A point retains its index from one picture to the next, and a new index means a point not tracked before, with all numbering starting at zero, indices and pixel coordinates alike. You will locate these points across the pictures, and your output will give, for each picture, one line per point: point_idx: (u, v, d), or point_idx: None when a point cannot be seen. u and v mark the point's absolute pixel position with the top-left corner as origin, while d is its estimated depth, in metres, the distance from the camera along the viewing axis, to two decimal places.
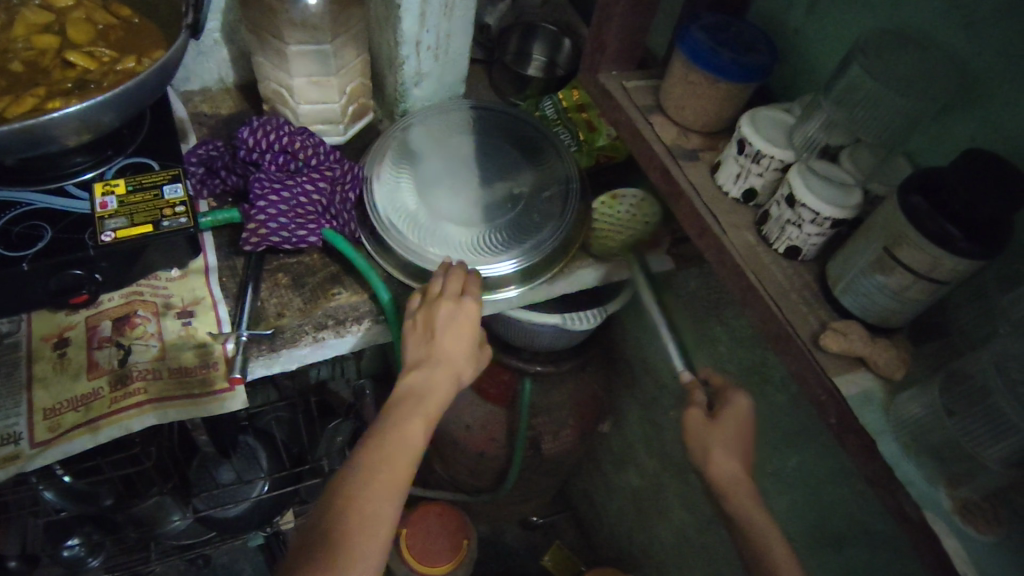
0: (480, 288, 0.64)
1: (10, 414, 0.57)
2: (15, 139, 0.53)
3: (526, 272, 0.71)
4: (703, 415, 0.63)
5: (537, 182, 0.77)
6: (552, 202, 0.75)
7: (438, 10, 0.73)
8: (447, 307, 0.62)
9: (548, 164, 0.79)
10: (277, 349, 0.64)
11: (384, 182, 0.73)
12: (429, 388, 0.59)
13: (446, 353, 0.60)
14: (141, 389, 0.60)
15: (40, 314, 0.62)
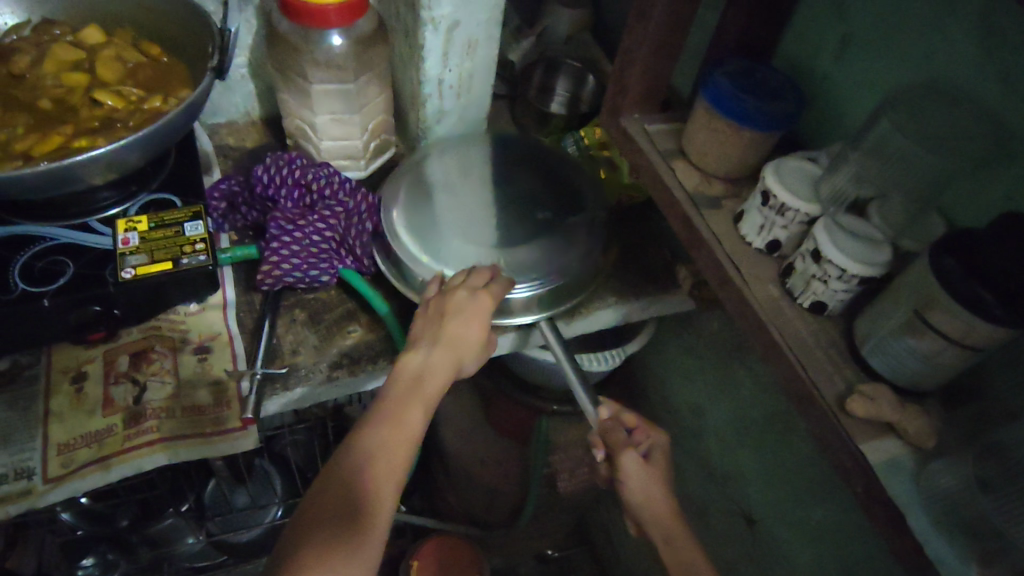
0: (501, 281, 0.63)
1: (25, 449, 0.58)
2: (41, 180, 0.54)
3: (545, 298, 0.69)
4: (637, 455, 0.59)
5: (561, 205, 0.75)
6: (574, 225, 0.73)
7: (461, 50, 0.73)
8: (461, 296, 0.61)
9: (570, 189, 0.77)
10: (290, 388, 0.64)
11: (404, 213, 0.72)
12: (431, 372, 0.57)
13: (459, 341, 0.59)
14: (155, 426, 0.60)
15: (60, 347, 0.63)
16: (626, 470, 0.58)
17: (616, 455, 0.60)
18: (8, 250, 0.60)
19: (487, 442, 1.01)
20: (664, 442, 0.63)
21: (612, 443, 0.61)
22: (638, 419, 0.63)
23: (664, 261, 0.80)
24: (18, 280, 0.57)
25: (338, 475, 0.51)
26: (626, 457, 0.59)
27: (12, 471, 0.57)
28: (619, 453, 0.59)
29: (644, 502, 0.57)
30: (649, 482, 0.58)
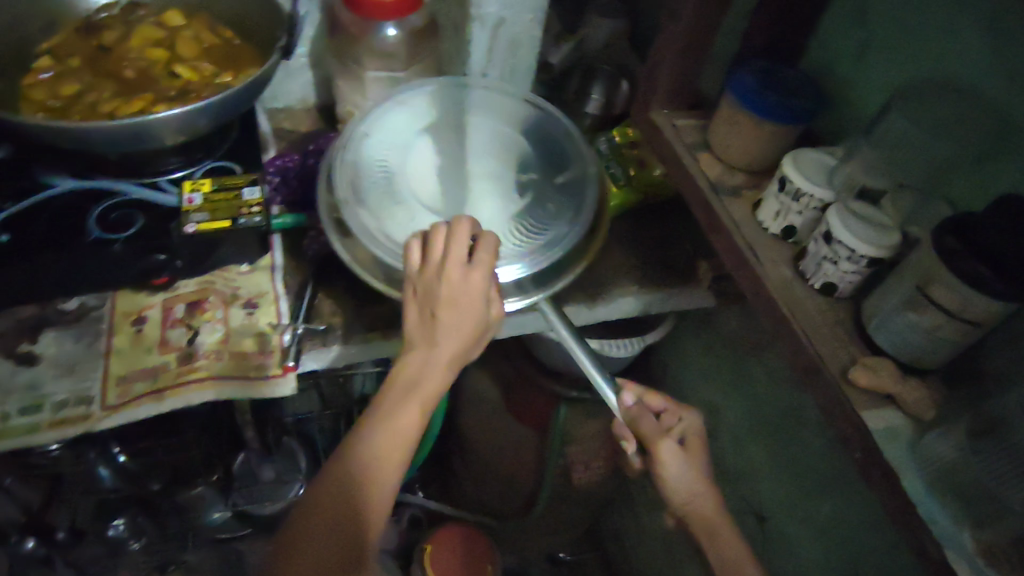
0: (490, 258, 0.57)
1: (87, 378, 0.64)
2: (124, 134, 0.60)
3: (540, 274, 0.65)
4: (673, 443, 0.61)
5: (550, 173, 0.73)
6: (567, 192, 0.71)
7: (505, 47, 0.80)
8: (447, 282, 0.56)
9: (561, 156, 0.74)
10: (329, 345, 0.69)
11: (372, 194, 0.68)
12: (424, 372, 0.56)
13: (449, 332, 0.56)
14: (205, 366, 0.65)
15: (125, 292, 0.69)
16: (664, 463, 0.60)
17: (653, 446, 0.60)
18: (89, 202, 0.67)
19: (506, 430, 1.05)
20: (696, 423, 0.66)
21: (648, 434, 0.60)
22: (665, 402, 0.67)
23: (687, 256, 0.83)
24: (96, 226, 0.65)
25: (329, 492, 0.52)
26: (664, 447, 0.60)
27: (76, 398, 0.63)
28: (656, 445, 0.60)
29: (689, 499, 0.60)
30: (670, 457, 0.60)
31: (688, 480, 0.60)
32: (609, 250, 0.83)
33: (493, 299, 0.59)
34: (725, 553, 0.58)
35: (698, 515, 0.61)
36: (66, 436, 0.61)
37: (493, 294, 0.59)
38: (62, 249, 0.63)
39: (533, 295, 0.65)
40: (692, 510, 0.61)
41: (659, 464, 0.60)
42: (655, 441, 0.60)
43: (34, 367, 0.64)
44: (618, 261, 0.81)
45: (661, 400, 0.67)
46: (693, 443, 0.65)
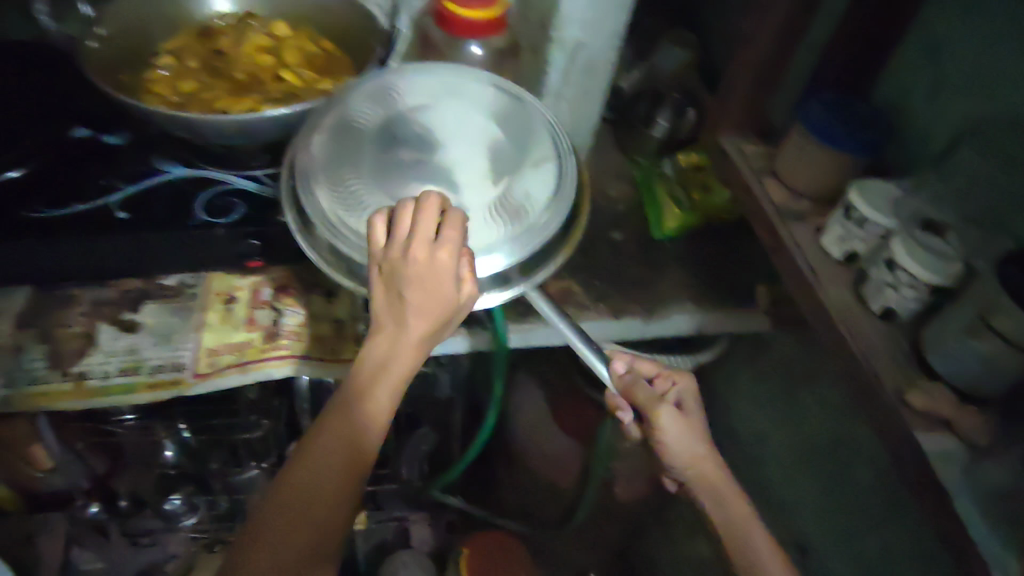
0: (459, 235, 0.50)
1: (181, 348, 0.69)
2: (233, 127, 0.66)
3: (525, 260, 0.57)
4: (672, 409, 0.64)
5: (526, 156, 0.63)
6: (545, 176, 0.61)
7: (581, 70, 0.83)
8: (411, 264, 0.48)
9: (535, 137, 0.65)
10: None
11: (335, 175, 0.59)
12: (390, 359, 0.51)
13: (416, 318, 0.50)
14: (288, 345, 0.71)
15: (216, 275, 0.75)
16: (665, 428, 0.63)
17: (652, 412, 0.63)
18: (195, 187, 0.73)
19: (552, 439, 1.08)
20: (691, 385, 0.68)
21: (645, 403, 0.63)
22: (656, 365, 0.68)
23: (746, 279, 0.85)
24: (202, 212, 0.70)
25: (290, 498, 0.48)
26: (663, 411, 0.63)
27: (169, 364, 0.68)
28: (655, 410, 0.63)
29: (692, 463, 0.64)
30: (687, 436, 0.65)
31: (689, 445, 0.64)
32: (668, 268, 0.85)
33: (468, 276, 0.52)
34: (727, 511, 0.63)
35: (699, 477, 0.65)
36: (159, 398, 0.66)
37: (467, 272, 0.52)
38: (168, 228, 0.69)
39: (517, 286, 0.57)
40: (694, 471, 0.65)
41: (659, 429, 0.63)
42: (654, 407, 0.63)
43: (135, 334, 0.70)
44: (677, 279, 0.84)
45: (652, 365, 0.68)
46: (689, 405, 0.68)
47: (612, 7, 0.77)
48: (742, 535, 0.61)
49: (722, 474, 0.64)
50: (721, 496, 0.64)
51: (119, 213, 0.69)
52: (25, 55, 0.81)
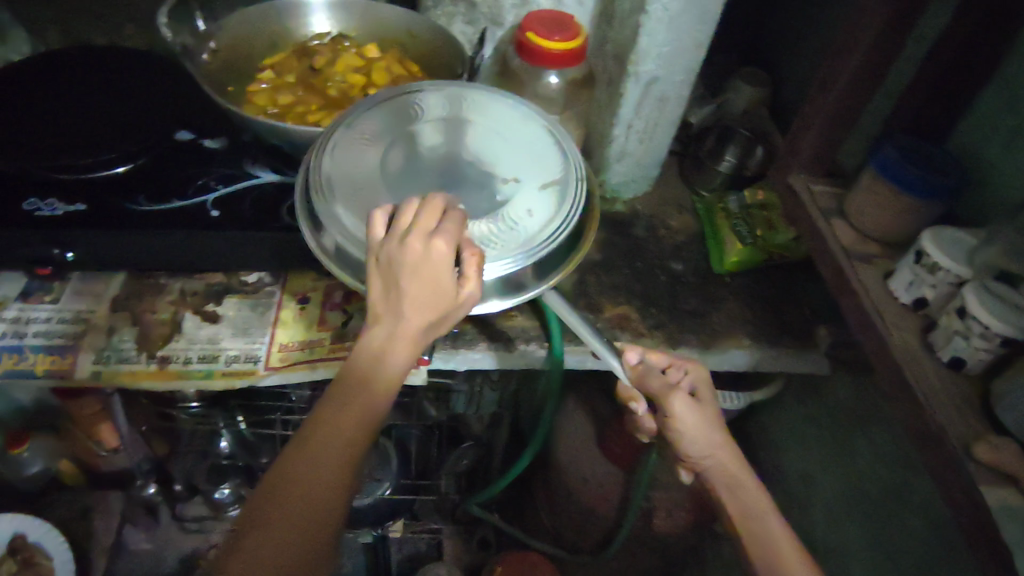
0: (457, 229, 0.51)
1: (256, 340, 0.74)
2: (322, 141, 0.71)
3: (538, 267, 0.60)
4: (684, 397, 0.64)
5: (531, 178, 0.63)
6: (548, 199, 0.61)
7: (654, 102, 0.85)
8: (412, 251, 0.49)
9: (541, 154, 0.65)
10: (457, 347, 0.76)
11: (341, 174, 0.61)
12: (385, 354, 0.51)
13: (412, 309, 0.50)
14: (352, 346, 0.73)
15: (294, 277, 0.80)
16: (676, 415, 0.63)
17: (665, 401, 0.64)
18: (281, 191, 0.78)
19: (595, 464, 1.08)
20: (701, 371, 0.69)
21: (657, 391, 0.65)
22: (670, 358, 0.69)
23: (805, 319, 0.84)
24: (288, 216, 0.75)
25: (275, 488, 0.47)
26: (676, 400, 0.64)
27: (244, 356, 0.72)
28: (667, 398, 0.64)
29: (709, 450, 0.64)
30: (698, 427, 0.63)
31: (705, 432, 0.65)
32: (726, 302, 0.86)
33: (467, 272, 0.52)
34: (747, 500, 0.62)
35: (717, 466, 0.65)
36: (231, 386, 0.70)
37: (467, 267, 0.52)
38: (253, 228, 0.73)
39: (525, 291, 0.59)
40: (711, 461, 0.65)
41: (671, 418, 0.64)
42: (666, 395, 0.64)
43: (217, 325, 0.75)
44: (733, 314, 0.84)
45: (667, 356, 0.69)
46: (703, 392, 0.69)
47: (689, 42, 0.80)
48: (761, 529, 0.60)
49: (741, 463, 0.64)
50: (739, 487, 0.63)
51: (212, 212, 0.74)
52: (139, 61, 0.88)
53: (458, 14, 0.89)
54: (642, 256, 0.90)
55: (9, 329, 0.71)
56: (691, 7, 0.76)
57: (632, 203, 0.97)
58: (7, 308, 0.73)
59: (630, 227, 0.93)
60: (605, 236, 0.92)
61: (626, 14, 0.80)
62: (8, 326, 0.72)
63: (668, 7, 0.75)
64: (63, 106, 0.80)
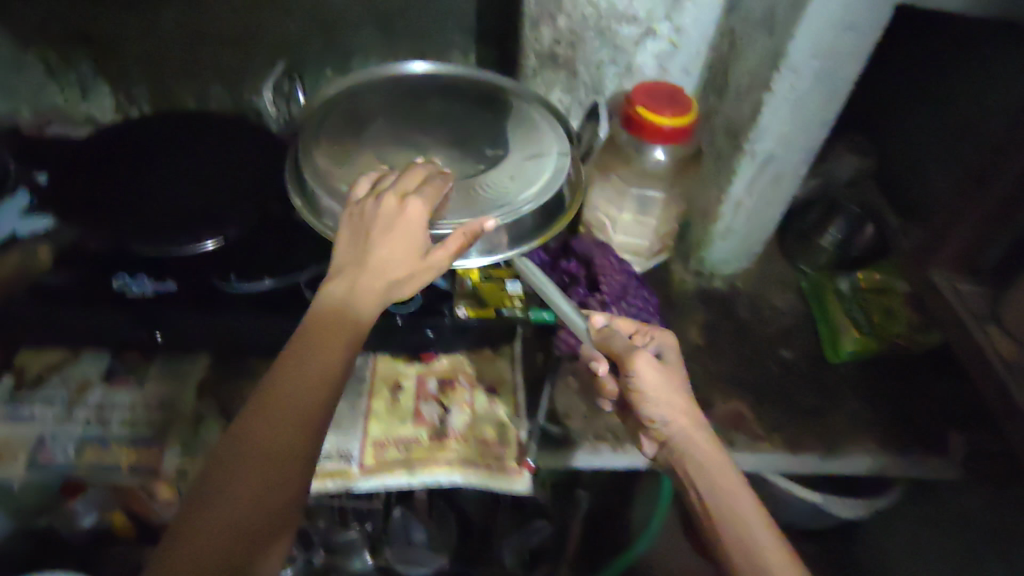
0: (431, 196, 0.60)
1: (348, 436, 0.69)
2: None
3: (513, 235, 0.68)
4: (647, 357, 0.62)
5: (517, 153, 0.72)
6: (529, 171, 0.70)
7: (768, 180, 0.79)
8: (389, 209, 0.58)
9: (530, 134, 0.74)
10: (561, 450, 0.70)
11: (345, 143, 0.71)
12: (355, 297, 0.56)
13: (379, 261, 0.57)
14: (452, 446, 0.68)
15: (384, 359, 0.76)
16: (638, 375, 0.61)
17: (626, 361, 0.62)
18: None
19: None
20: (670, 338, 0.68)
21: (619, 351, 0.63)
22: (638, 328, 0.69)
23: (935, 422, 0.77)
24: None
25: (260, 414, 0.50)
26: (639, 359, 0.62)
27: (336, 453, 0.67)
28: (631, 357, 0.62)
29: (669, 412, 0.62)
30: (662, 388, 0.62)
31: (665, 395, 0.62)
32: (844, 398, 0.79)
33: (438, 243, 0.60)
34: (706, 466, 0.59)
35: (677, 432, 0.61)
36: (324, 488, 0.65)
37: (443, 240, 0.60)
38: None
39: (504, 252, 0.68)
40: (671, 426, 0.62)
41: (635, 379, 0.62)
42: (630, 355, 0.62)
43: None
44: (854, 412, 0.78)
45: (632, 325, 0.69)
46: (669, 358, 0.67)
47: (815, 119, 0.73)
48: (725, 501, 0.56)
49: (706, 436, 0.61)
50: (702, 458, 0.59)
51: (307, 295, 0.71)
52: (219, 125, 0.86)
53: (558, 83, 0.84)
54: (749, 343, 0.84)
55: (93, 417, 0.68)
56: (821, 85, 0.70)
57: (732, 280, 0.91)
58: (92, 393, 0.70)
59: (734, 308, 0.88)
60: (708, 318, 0.86)
61: (743, 90, 0.75)
62: (92, 413, 0.68)
63: (795, 84, 0.70)
64: (151, 175, 0.77)
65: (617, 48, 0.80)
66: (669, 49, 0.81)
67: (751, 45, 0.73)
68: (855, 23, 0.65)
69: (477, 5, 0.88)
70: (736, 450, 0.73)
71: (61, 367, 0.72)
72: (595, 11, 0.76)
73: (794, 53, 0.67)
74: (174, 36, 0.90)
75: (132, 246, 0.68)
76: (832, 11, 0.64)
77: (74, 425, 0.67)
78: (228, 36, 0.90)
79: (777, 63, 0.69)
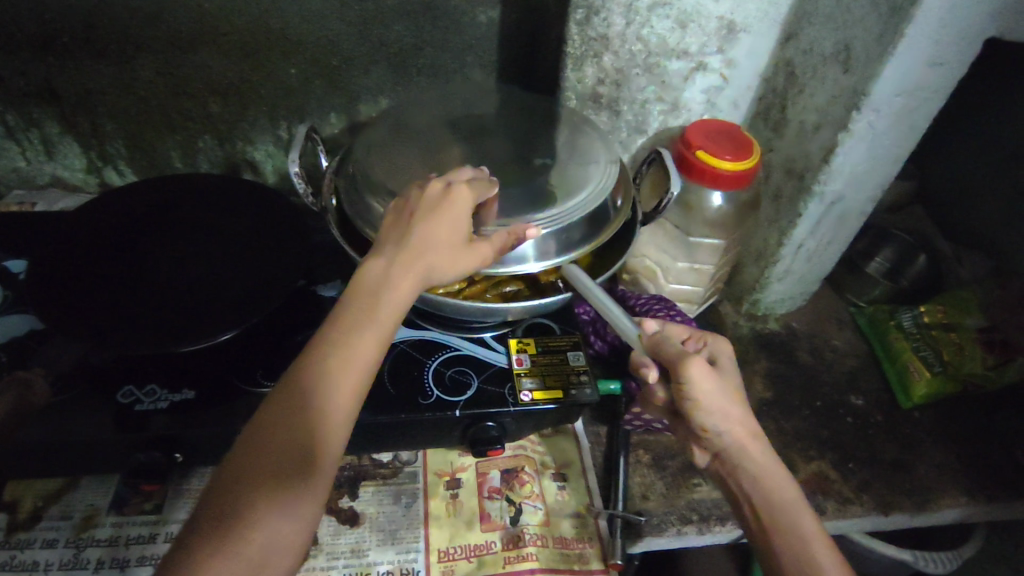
0: (481, 185, 0.54)
1: (409, 549, 0.60)
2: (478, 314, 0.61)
3: (562, 241, 0.59)
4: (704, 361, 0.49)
5: (568, 155, 0.64)
6: (583, 176, 0.62)
7: (833, 221, 0.74)
8: (433, 190, 0.52)
9: (582, 136, 0.67)
10: (645, 536, 0.64)
11: (374, 155, 0.63)
12: (386, 280, 0.48)
13: (420, 242, 0.50)
14: (529, 551, 0.61)
15: (435, 450, 0.68)
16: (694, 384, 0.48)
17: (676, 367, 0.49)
18: (425, 352, 0.67)
19: None
20: (727, 343, 0.55)
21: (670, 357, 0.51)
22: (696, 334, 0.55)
23: (1021, 468, 0.72)
24: (434, 386, 0.63)
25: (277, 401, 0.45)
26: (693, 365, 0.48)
27: (399, 572, 0.59)
28: (684, 364, 0.48)
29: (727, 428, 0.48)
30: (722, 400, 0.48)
31: (722, 404, 0.49)
32: (924, 448, 0.75)
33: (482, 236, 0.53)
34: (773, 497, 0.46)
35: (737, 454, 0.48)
36: None
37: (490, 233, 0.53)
38: (405, 410, 0.61)
39: (552, 258, 0.59)
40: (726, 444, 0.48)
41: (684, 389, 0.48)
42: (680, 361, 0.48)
43: (358, 528, 0.62)
44: (937, 463, 0.73)
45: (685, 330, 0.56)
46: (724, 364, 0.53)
47: (887, 157, 0.67)
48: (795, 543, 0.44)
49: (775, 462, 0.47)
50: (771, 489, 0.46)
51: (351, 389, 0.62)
52: (206, 187, 0.76)
53: (599, 123, 0.79)
54: (817, 393, 0.79)
55: (107, 558, 0.58)
56: (900, 123, 0.64)
57: (786, 320, 0.87)
58: (100, 524, 0.60)
59: (792, 352, 0.83)
60: (768, 367, 0.81)
61: (809, 128, 0.70)
62: (104, 551, 0.58)
63: (874, 123, 0.64)
64: (151, 261, 0.66)
65: (664, 84, 0.75)
66: (719, 83, 0.76)
67: (819, 80, 0.68)
68: (944, 58, 0.59)
69: (500, 40, 0.80)
70: (828, 519, 0.67)
71: (60, 494, 0.62)
72: (643, 47, 0.70)
73: (877, 94, 0.61)
74: (154, 86, 0.79)
75: (181, 349, 0.57)
76: (923, 47, 0.58)
77: (85, 569, 0.57)
78: (218, 85, 0.80)
79: (855, 101, 0.62)
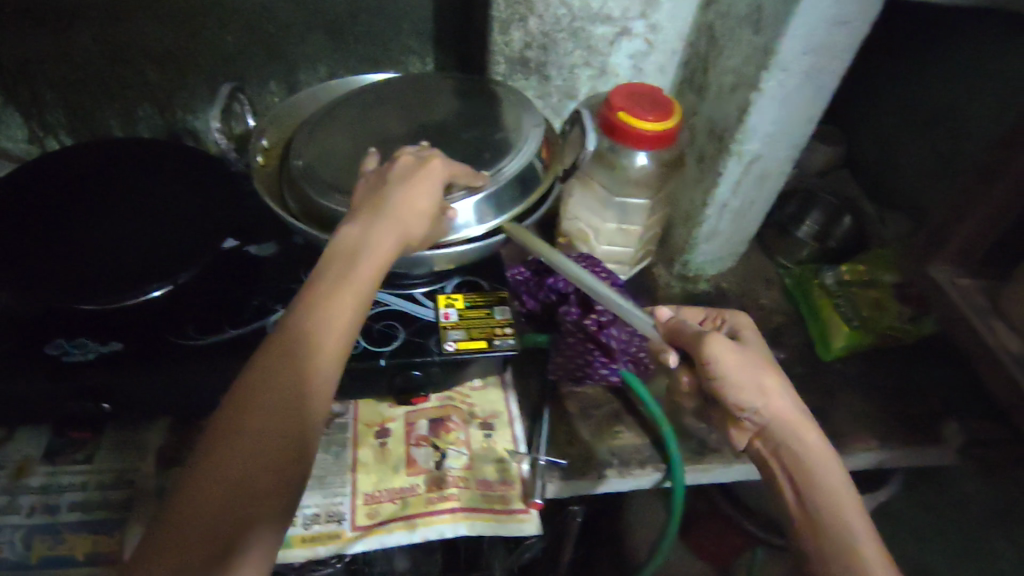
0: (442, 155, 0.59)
1: (336, 493, 0.63)
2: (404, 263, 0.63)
3: (495, 204, 0.63)
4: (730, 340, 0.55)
5: (495, 129, 0.69)
6: (507, 140, 0.67)
7: (754, 180, 0.77)
8: (404, 163, 0.56)
9: (509, 110, 0.71)
10: (571, 479, 0.65)
11: (314, 139, 0.69)
12: (368, 239, 0.50)
13: (401, 205, 0.52)
14: (451, 493, 0.63)
15: (366, 403, 0.70)
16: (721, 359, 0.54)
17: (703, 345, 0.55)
18: None
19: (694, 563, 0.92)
20: (749, 322, 0.61)
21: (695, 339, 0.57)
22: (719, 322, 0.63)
23: (931, 413, 0.76)
24: (361, 337, 0.65)
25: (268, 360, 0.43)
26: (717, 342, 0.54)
27: (325, 515, 0.61)
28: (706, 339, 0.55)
29: (763, 400, 0.54)
30: (745, 369, 0.54)
31: (754, 378, 0.54)
32: (839, 396, 0.78)
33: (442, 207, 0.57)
34: (805, 457, 0.52)
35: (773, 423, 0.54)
36: (314, 556, 0.59)
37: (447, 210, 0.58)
38: None
39: (488, 222, 0.63)
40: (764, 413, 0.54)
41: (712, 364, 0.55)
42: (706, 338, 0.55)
43: None
44: (850, 409, 0.76)
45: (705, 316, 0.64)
46: (748, 338, 0.59)
47: (801, 117, 0.71)
48: (831, 510, 0.49)
49: (808, 424, 0.53)
50: (806, 452, 0.52)
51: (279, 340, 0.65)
52: (142, 152, 0.77)
53: (530, 87, 0.81)
54: None
55: (39, 504, 0.60)
56: (809, 82, 0.67)
57: (716, 280, 0.90)
58: (34, 474, 0.62)
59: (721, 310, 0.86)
60: None
61: (726, 88, 0.72)
62: (37, 498, 0.61)
63: (784, 83, 0.66)
64: (83, 220, 0.67)
65: (591, 49, 0.77)
66: (644, 47, 0.78)
67: (735, 41, 0.70)
68: (845, 17, 0.61)
69: (434, 8, 0.82)
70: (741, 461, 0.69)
71: None
72: (567, 11, 0.72)
73: (783, 52, 0.63)
74: (92, 56, 0.80)
75: (81, 306, 0.58)
76: (824, 5, 0.60)
77: (18, 514, 0.60)
78: (154, 52, 0.81)
79: (765, 60, 0.65)
